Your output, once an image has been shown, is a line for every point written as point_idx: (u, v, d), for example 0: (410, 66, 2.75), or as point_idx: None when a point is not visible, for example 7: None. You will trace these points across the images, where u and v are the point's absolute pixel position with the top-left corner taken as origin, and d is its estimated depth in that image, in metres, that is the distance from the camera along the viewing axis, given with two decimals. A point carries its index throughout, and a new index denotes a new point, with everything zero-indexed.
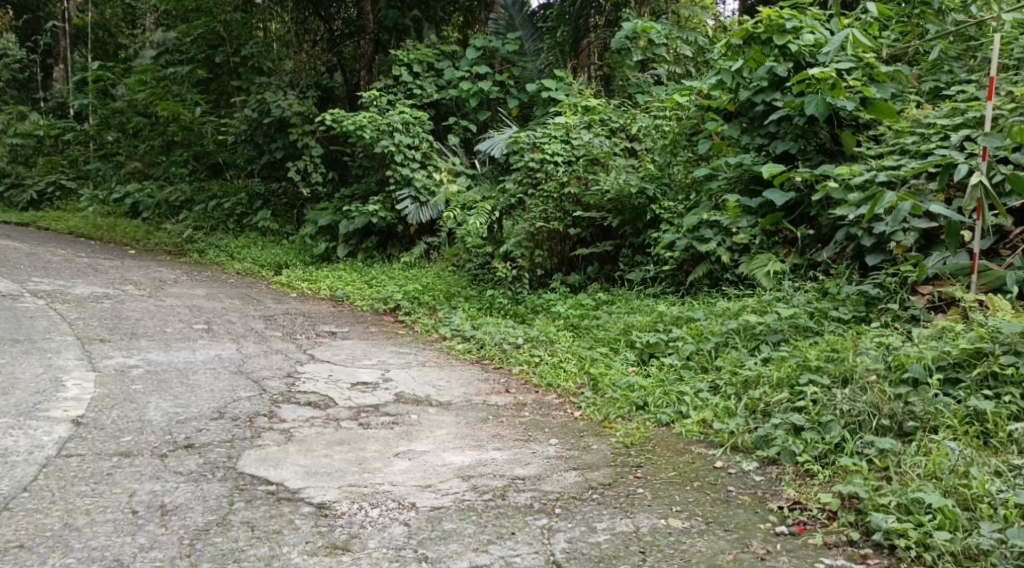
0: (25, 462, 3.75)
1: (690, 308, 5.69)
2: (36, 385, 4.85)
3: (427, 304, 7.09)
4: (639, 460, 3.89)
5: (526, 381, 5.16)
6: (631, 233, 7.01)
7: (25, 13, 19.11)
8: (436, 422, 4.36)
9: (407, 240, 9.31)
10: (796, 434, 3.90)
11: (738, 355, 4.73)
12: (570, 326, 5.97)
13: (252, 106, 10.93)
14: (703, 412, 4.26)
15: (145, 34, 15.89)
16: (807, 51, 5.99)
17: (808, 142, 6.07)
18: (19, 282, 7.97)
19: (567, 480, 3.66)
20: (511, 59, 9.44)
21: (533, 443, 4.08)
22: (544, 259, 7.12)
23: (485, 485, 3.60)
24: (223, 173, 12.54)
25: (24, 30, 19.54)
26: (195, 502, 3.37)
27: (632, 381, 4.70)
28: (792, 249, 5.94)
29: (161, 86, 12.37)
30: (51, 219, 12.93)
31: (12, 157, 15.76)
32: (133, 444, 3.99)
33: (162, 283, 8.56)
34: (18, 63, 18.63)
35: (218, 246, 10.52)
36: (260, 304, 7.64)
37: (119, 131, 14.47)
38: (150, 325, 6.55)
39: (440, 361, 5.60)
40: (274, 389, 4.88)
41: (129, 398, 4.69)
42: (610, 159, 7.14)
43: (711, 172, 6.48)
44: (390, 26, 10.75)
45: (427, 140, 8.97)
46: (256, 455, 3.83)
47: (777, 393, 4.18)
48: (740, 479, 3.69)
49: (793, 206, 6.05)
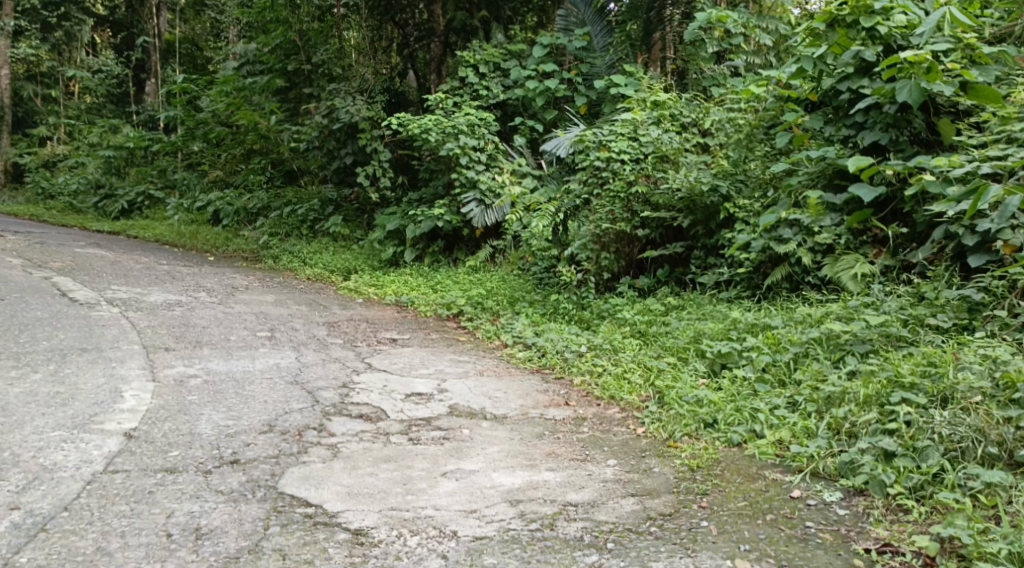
0: (70, 479, 3.59)
1: (766, 315, 5.31)
2: (95, 395, 4.73)
3: (491, 310, 6.88)
4: (705, 486, 3.56)
5: (587, 393, 4.87)
6: (704, 234, 6.63)
7: (121, 31, 20.14)
8: (489, 438, 4.12)
9: (473, 243, 9.18)
10: (886, 461, 3.52)
11: (820, 367, 4.35)
12: (637, 334, 5.67)
13: (323, 111, 10.90)
14: (779, 432, 3.90)
15: (227, 47, 16.35)
16: (898, 32, 5.56)
17: (900, 132, 5.62)
18: (97, 289, 8.05)
19: (623, 508, 3.36)
20: (580, 55, 9.15)
21: (590, 464, 3.79)
22: (611, 262, 6.81)
23: (534, 511, 3.33)
24: (298, 180, 12.66)
25: (120, 47, 20.60)
26: (231, 526, 3.20)
27: (701, 395, 4.36)
28: (883, 249, 5.51)
29: (240, 96, 12.94)
30: (138, 228, 13.21)
31: (108, 168, 16.39)
32: (179, 460, 3.83)
33: (234, 290, 8.54)
34: (116, 78, 19.67)
35: (292, 252, 10.52)
36: (326, 311, 7.53)
37: (203, 140, 14.75)
38: (215, 333, 6.49)
39: (499, 371, 5.36)
40: (327, 400, 4.73)
41: (183, 410, 4.56)
42: (681, 156, 6.81)
43: (792, 167, 6.07)
44: (458, 28, 10.64)
45: (492, 142, 8.76)
46: (299, 473, 3.65)
47: (864, 412, 3.79)
48: (820, 513, 3.33)
49: (883, 202, 5.62)
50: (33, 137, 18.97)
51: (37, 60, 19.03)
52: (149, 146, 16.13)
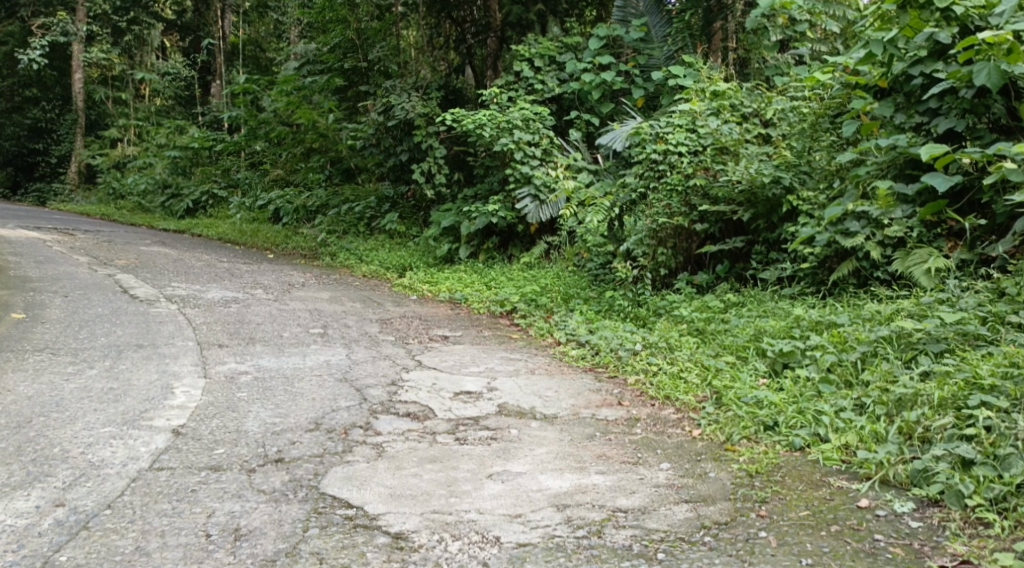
0: (116, 476, 3.54)
1: (832, 312, 5.08)
2: (147, 392, 4.70)
3: (544, 307, 6.76)
4: (764, 493, 3.36)
5: (641, 392, 4.70)
6: (766, 228, 6.40)
7: (189, 35, 20.65)
8: (538, 439, 3.99)
9: (528, 239, 9.06)
10: (964, 469, 3.28)
11: (890, 367, 4.11)
12: (694, 332, 5.48)
13: (380, 109, 10.90)
14: (845, 436, 3.68)
15: (289, 47, 16.57)
16: (976, 13, 5.27)
17: (978, 118, 5.32)
18: (157, 287, 8.11)
19: (676, 516, 3.19)
20: (637, 47, 8.95)
21: (641, 468, 3.63)
22: (668, 257, 6.62)
23: (582, 517, 3.19)
24: (356, 178, 12.69)
25: (188, 50, 21.14)
26: (270, 526, 3.13)
27: (761, 397, 4.16)
28: (958, 243, 5.26)
29: (300, 95, 12.98)
30: (202, 227, 13.41)
31: (173, 169, 16.68)
32: (224, 458, 3.75)
33: (290, 287, 8.54)
34: (184, 81, 20.18)
35: (348, 249, 10.52)
36: (380, 308, 7.47)
37: (265, 140, 14.94)
38: (269, 330, 6.46)
39: (551, 369, 5.22)
40: (375, 398, 4.65)
41: (232, 407, 4.50)
42: (741, 147, 6.57)
43: (859, 157, 5.81)
44: (513, 23, 10.50)
45: (548, 136, 8.62)
46: (342, 473, 3.57)
47: (939, 417, 3.56)
48: (891, 525, 3.11)
49: (959, 192, 5.34)
50: (105, 139, 19.41)
51: (109, 64, 19.49)
52: (213, 146, 16.37)
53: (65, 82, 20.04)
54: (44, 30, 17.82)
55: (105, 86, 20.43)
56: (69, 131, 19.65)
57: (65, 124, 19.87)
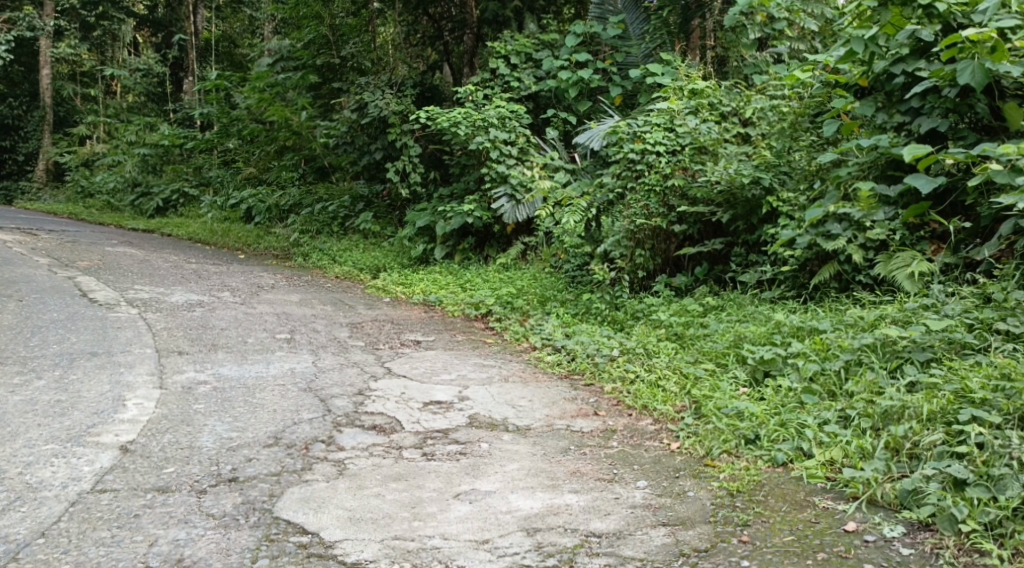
0: (54, 499, 3.31)
1: (814, 317, 4.92)
2: (97, 404, 4.45)
3: (520, 309, 6.56)
4: (746, 515, 3.19)
5: (618, 401, 4.51)
6: (745, 229, 6.25)
7: (161, 30, 20.27)
8: (509, 454, 3.79)
9: (504, 240, 8.86)
10: (956, 490, 3.12)
11: (875, 377, 3.95)
12: (673, 337, 5.31)
13: (354, 106, 10.73)
14: (830, 451, 3.52)
15: (263, 43, 16.23)
16: (958, 10, 5.13)
17: (961, 118, 5.18)
18: (119, 290, 7.82)
19: (653, 542, 3.02)
20: (615, 44, 8.76)
21: (617, 486, 3.44)
22: (646, 259, 6.43)
23: (552, 544, 3.00)
24: (330, 176, 12.41)
25: (160, 46, 20.75)
26: (216, 557, 2.93)
27: (742, 408, 3.98)
28: (942, 246, 5.12)
29: (274, 91, 12.76)
30: (172, 226, 13.09)
31: (144, 167, 16.33)
32: (173, 478, 3.52)
33: (259, 289, 8.29)
34: (156, 77, 19.79)
35: (321, 249, 10.26)
36: (351, 311, 7.25)
37: (237, 138, 14.62)
38: (233, 336, 6.21)
39: (525, 376, 5.03)
40: (339, 409, 4.43)
41: (187, 420, 4.26)
42: (719, 147, 6.44)
43: (840, 158, 5.66)
44: (490, 19, 10.36)
45: (524, 135, 8.45)
46: (300, 494, 3.36)
47: (928, 432, 3.41)
48: (880, 552, 2.95)
49: (943, 194, 5.20)
50: (74, 136, 18.97)
51: (78, 60, 19.03)
52: (185, 143, 16.02)
53: (33, 78, 19.66)
54: (10, 24, 17.36)
55: (74, 82, 19.99)
56: (38, 128, 19.24)
57: (34, 121, 19.44)
